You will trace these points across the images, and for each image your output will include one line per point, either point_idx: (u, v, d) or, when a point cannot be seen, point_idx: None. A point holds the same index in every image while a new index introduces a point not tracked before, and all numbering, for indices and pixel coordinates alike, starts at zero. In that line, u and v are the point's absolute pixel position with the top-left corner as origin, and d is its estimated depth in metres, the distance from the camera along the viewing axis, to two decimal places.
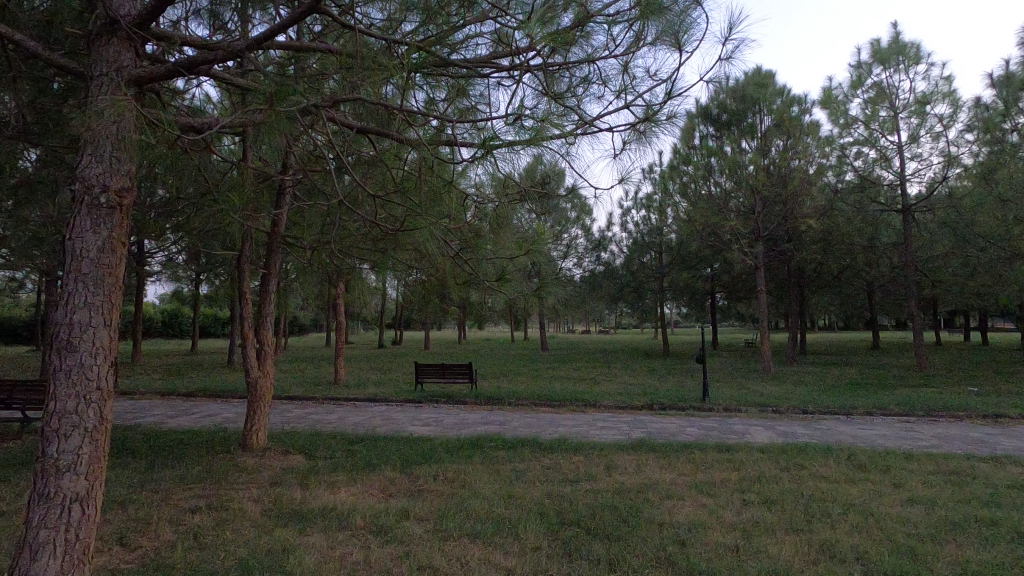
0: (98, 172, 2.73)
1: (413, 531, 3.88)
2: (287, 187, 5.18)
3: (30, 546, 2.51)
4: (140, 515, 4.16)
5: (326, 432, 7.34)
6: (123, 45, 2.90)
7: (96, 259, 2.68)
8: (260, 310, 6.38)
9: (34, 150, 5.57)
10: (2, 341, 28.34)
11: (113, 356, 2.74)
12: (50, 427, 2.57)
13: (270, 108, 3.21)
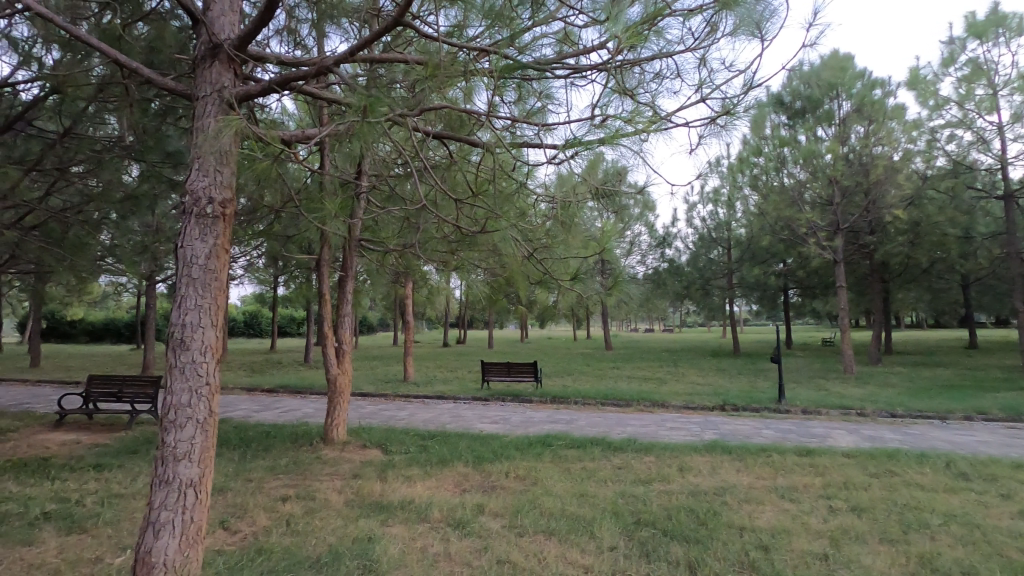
0: (204, 185, 2.97)
1: (490, 526, 3.97)
2: (363, 193, 5.40)
3: (153, 526, 2.77)
4: (238, 501, 4.48)
5: (400, 428, 7.60)
6: (224, 66, 3.11)
7: (203, 265, 2.91)
8: (339, 310, 6.67)
9: (135, 164, 6.32)
10: (108, 340, 31.17)
11: (219, 353, 2.98)
12: (167, 418, 2.82)
13: (357, 118, 3.28)
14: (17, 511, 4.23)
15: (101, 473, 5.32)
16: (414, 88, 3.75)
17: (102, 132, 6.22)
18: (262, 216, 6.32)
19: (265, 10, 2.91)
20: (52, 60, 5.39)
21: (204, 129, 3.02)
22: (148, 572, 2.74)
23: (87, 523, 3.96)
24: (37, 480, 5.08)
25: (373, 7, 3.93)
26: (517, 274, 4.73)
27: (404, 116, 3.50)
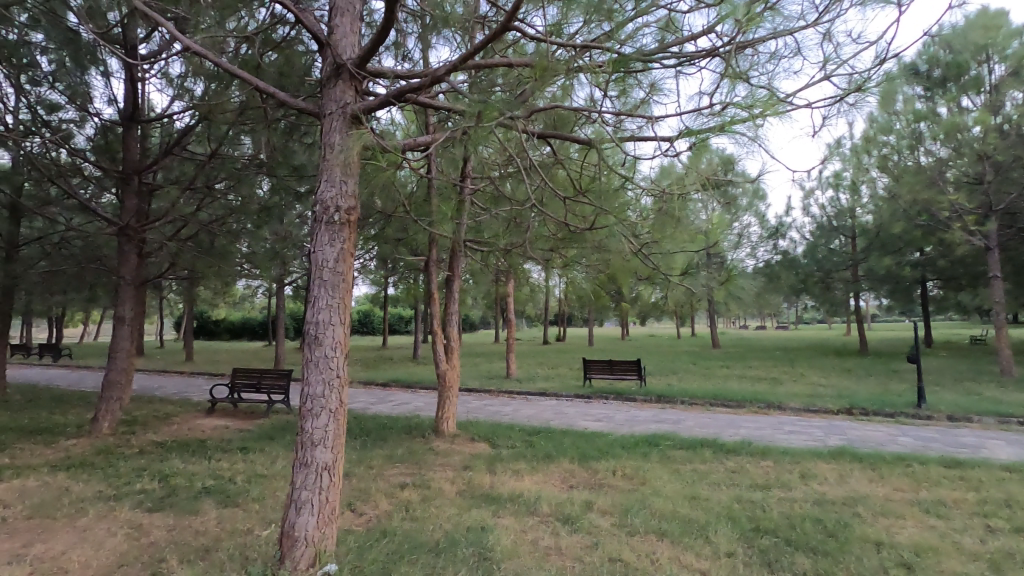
0: (332, 195, 3.24)
1: (600, 523, 3.95)
2: (467, 195, 5.58)
3: (295, 504, 3.08)
4: (362, 486, 4.84)
5: (505, 423, 7.78)
6: (347, 84, 3.37)
7: (333, 268, 3.19)
8: (447, 308, 6.96)
9: (266, 178, 7.05)
10: (246, 338, 34.88)
11: (346, 349, 3.24)
12: (305, 407, 3.12)
13: (473, 124, 3.39)
14: (184, 485, 4.88)
15: (247, 455, 5.99)
16: (519, 90, 3.80)
17: (240, 151, 7.00)
18: (375, 220, 6.73)
19: (383, 29, 3.10)
20: (200, 92, 6.16)
21: (330, 144, 3.30)
22: (291, 544, 3.04)
23: (240, 498, 4.49)
24: (197, 458, 5.83)
25: (476, 15, 4.06)
26: (622, 270, 4.66)
27: (515, 118, 3.52)
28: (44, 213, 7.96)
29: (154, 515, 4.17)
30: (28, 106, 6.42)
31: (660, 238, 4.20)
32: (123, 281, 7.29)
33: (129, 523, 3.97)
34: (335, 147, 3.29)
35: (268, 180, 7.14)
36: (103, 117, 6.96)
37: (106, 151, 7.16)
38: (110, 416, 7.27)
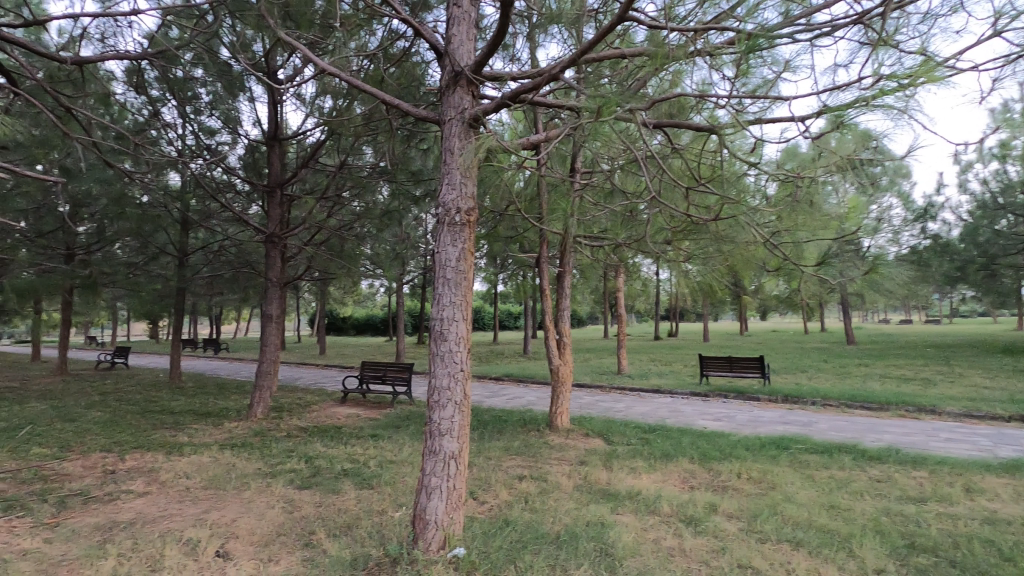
0: (453, 197, 3.39)
1: (726, 527, 3.78)
2: (578, 190, 5.57)
3: (426, 489, 3.27)
4: (482, 476, 5.03)
5: (619, 420, 7.67)
6: (465, 90, 3.51)
7: (455, 267, 3.35)
8: (558, 303, 6.99)
9: (386, 184, 7.56)
10: (369, 333, 37.62)
11: (469, 344, 3.39)
12: (432, 399, 3.31)
13: (591, 118, 3.35)
14: (326, 466, 5.40)
15: (377, 442, 6.47)
16: (633, 80, 3.69)
17: (363, 160, 7.55)
18: (487, 219, 6.94)
19: (499, 32, 3.17)
20: (330, 108, 6.74)
21: (451, 149, 3.46)
22: (423, 527, 3.24)
23: (373, 481, 4.88)
24: (335, 443, 6.42)
25: (584, 8, 4.04)
26: (747, 261, 4.39)
27: (634, 110, 3.42)
28: (206, 225, 9.14)
29: (303, 492, 4.65)
30: (193, 132, 7.41)
31: (793, 226, 3.88)
32: (269, 282, 8.17)
33: (283, 498, 4.47)
34: (455, 152, 3.45)
35: (388, 185, 7.63)
36: (250, 137, 7.85)
37: (254, 167, 8.10)
38: (263, 403, 8.19)
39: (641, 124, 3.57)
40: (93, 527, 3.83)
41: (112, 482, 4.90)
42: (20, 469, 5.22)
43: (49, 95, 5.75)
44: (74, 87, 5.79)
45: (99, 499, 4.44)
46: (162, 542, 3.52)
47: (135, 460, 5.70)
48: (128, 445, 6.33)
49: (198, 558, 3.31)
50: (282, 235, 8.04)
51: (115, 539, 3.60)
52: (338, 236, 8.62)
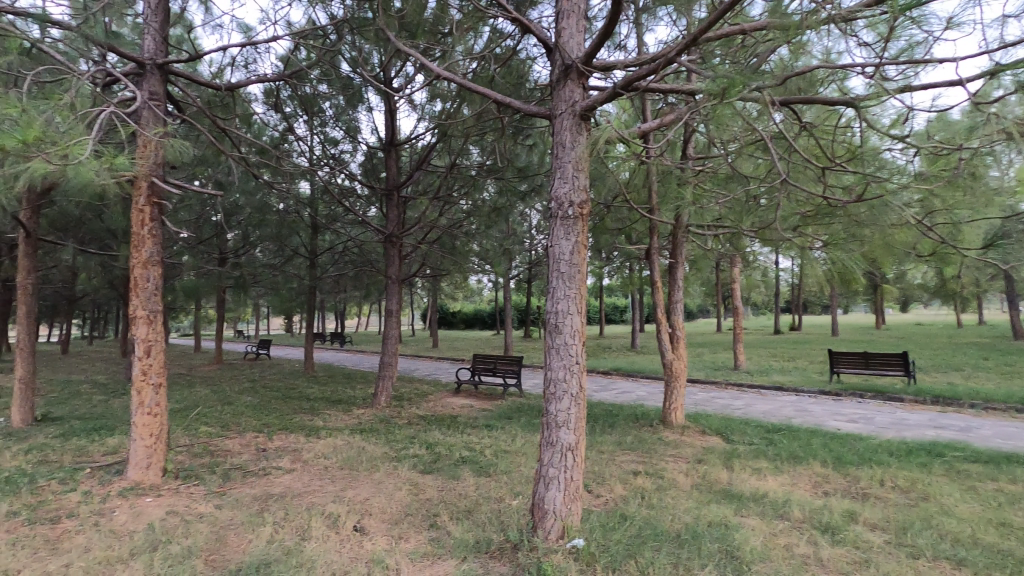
0: (566, 191, 3.41)
1: (870, 538, 3.45)
2: (690, 177, 5.33)
3: (544, 479, 3.34)
4: (596, 469, 5.01)
5: (738, 418, 7.27)
6: (575, 83, 3.50)
7: (569, 260, 3.36)
8: (671, 295, 6.76)
9: (493, 182, 7.77)
10: (478, 327, 38.85)
11: (584, 337, 3.39)
12: (549, 391, 3.36)
13: (714, 101, 3.19)
14: (446, 453, 5.68)
15: (491, 432, 6.69)
16: (755, 56, 3.45)
17: (471, 160, 7.81)
18: (595, 212, 6.86)
19: (610, 21, 3.12)
20: (440, 112, 7.04)
21: (563, 143, 3.48)
22: (543, 516, 3.31)
23: (490, 469, 5.06)
24: (453, 431, 6.72)
25: None
26: (891, 245, 3.94)
27: (759, 89, 3.20)
28: (333, 227, 9.94)
29: (426, 475, 4.94)
30: (320, 143, 8.08)
31: (948, 205, 3.43)
32: (389, 280, 8.71)
33: (409, 481, 4.76)
34: (566, 145, 3.46)
35: (495, 183, 7.84)
36: (368, 144, 8.41)
37: (372, 171, 8.67)
38: (386, 391, 8.76)
39: (769, 103, 3.33)
40: (252, 497, 4.35)
41: (264, 458, 5.53)
42: (193, 444, 6.05)
43: (206, 119, 6.57)
44: (225, 110, 6.56)
45: (255, 473, 5.03)
46: (308, 514, 3.91)
47: (281, 440, 6.38)
48: (275, 426, 7.10)
49: (339, 531, 3.64)
50: (399, 235, 8.54)
51: (271, 509, 4.07)
52: (450, 233, 9.00)
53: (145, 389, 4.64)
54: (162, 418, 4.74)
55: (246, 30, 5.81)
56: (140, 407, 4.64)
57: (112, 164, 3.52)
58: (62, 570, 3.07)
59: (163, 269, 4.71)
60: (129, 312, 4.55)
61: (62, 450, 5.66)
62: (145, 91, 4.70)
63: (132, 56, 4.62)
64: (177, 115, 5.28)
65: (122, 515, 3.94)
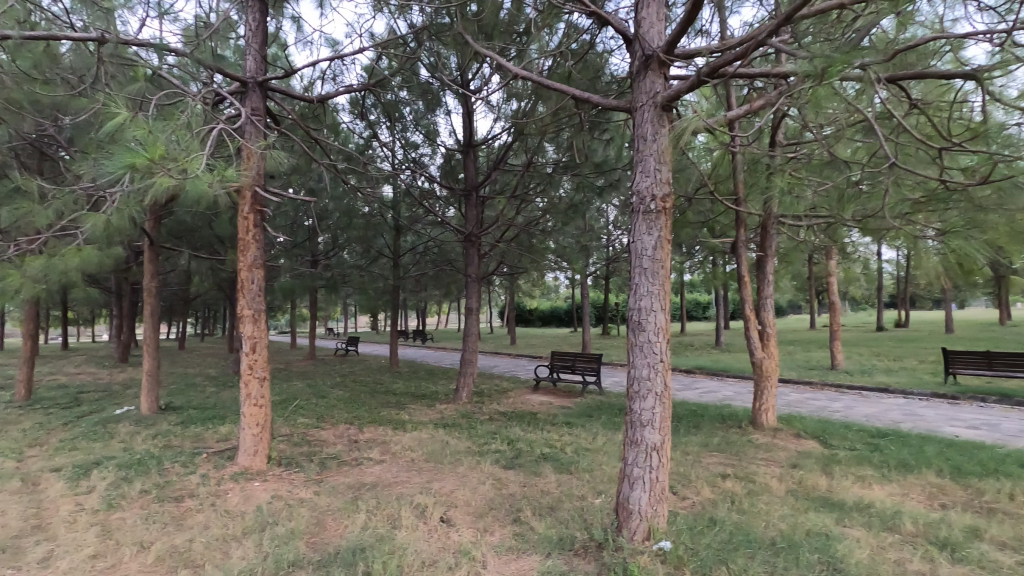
0: (648, 184, 3.33)
1: (998, 558, 3.11)
2: (781, 165, 5.04)
3: (629, 478, 3.29)
4: (682, 471, 4.86)
5: (838, 422, 6.77)
6: (656, 73, 3.41)
7: (652, 256, 3.28)
8: (760, 291, 6.41)
9: (569, 178, 7.75)
10: (554, 324, 38.82)
11: (669, 335, 3.30)
12: (632, 389, 3.30)
13: (811, 84, 3.00)
14: (527, 449, 5.73)
15: (571, 430, 6.67)
16: (856, 32, 3.21)
17: (547, 157, 7.82)
18: (676, 205, 6.65)
19: (694, 7, 3.02)
20: (516, 111, 7.10)
21: (644, 136, 3.40)
22: (627, 516, 3.26)
23: (572, 466, 5.05)
24: (533, 428, 6.77)
25: None
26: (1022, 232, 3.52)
27: (862, 67, 2.98)
28: (414, 229, 10.29)
29: (509, 471, 5.01)
30: (401, 147, 8.40)
31: None
32: (468, 278, 8.90)
33: (491, 475, 4.85)
34: (648, 138, 3.38)
35: (571, 180, 7.80)
36: (447, 146, 8.64)
37: (451, 173, 8.90)
38: (467, 387, 8.96)
39: (875, 81, 3.08)
40: (347, 485, 4.62)
41: (356, 449, 5.84)
42: (293, 434, 6.50)
43: (300, 130, 7.01)
44: (316, 121, 6.98)
45: (348, 463, 5.33)
46: (398, 504, 4.09)
47: (371, 432, 6.71)
48: (365, 419, 7.48)
49: (428, 521, 3.78)
50: (478, 234, 8.69)
51: (363, 497, 4.29)
52: (527, 231, 9.06)
53: (252, 382, 5.04)
54: (266, 409, 5.13)
55: (334, 44, 6.16)
56: (247, 399, 5.04)
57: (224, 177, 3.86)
58: (187, 544, 3.42)
59: (265, 271, 5.08)
60: (238, 310, 4.96)
61: (183, 436, 6.27)
62: (248, 108, 5.10)
63: (237, 76, 5.03)
64: (275, 128, 5.69)
65: (235, 497, 4.31)
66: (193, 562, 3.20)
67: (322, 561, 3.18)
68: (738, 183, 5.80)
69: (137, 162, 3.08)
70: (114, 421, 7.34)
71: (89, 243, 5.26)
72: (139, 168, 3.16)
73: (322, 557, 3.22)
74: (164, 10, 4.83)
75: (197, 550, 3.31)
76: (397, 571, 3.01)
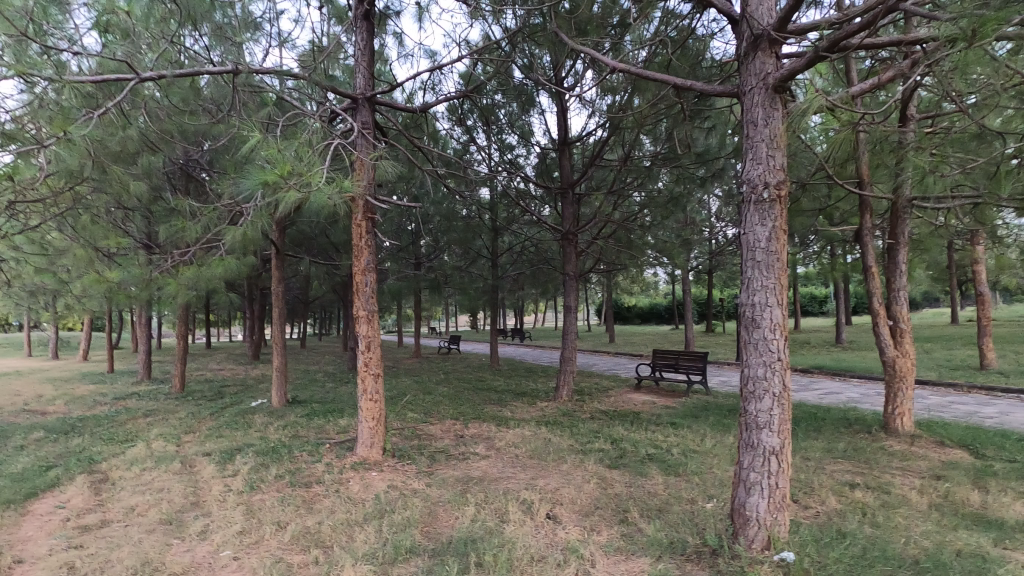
0: (759, 172, 3.14)
1: None
2: (914, 141, 4.54)
3: (744, 483, 3.12)
4: (803, 478, 4.52)
5: (992, 429, 5.95)
6: (767, 53, 3.20)
7: (765, 247, 3.08)
8: (891, 283, 5.79)
9: (668, 170, 7.51)
10: (655, 322, 37.69)
11: (787, 332, 3.08)
12: (747, 390, 3.13)
13: (959, 48, 2.69)
14: (631, 449, 5.61)
15: (677, 430, 6.44)
16: None
17: (645, 150, 7.63)
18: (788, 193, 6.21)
19: None
20: (611, 105, 6.99)
21: (754, 121, 3.20)
22: (744, 522, 3.10)
23: (679, 468, 4.88)
24: (637, 428, 6.61)
25: None
26: None
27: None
28: (511, 229, 10.45)
29: (613, 470, 4.95)
30: (497, 150, 8.59)
31: None
32: (566, 276, 8.87)
33: (597, 475, 4.80)
34: (759, 123, 3.18)
35: (671, 172, 7.54)
36: (542, 145, 8.67)
37: (546, 171, 8.95)
38: (567, 386, 8.94)
39: None
40: (456, 478, 4.80)
41: (463, 444, 6.05)
42: (404, 428, 6.87)
43: (404, 139, 7.40)
44: (418, 130, 7.32)
45: (456, 457, 5.54)
46: (505, 499, 4.18)
47: (476, 428, 6.91)
48: (469, 416, 7.71)
49: (534, 517, 3.83)
50: (575, 232, 8.66)
51: (472, 490, 4.44)
52: (625, 227, 8.90)
53: (367, 378, 5.38)
54: (380, 404, 5.46)
55: (433, 54, 6.42)
56: (364, 394, 5.40)
57: (343, 187, 4.18)
58: (317, 526, 3.73)
59: (378, 274, 5.41)
60: (354, 312, 5.33)
61: (308, 428, 6.85)
62: (359, 122, 5.47)
63: (349, 93, 5.41)
64: (383, 139, 6.05)
65: (355, 486, 4.64)
66: (323, 543, 3.49)
67: (437, 550, 3.34)
68: (861, 164, 5.30)
69: (269, 178, 3.44)
70: (251, 412, 8.17)
71: (228, 254, 5.91)
72: (271, 184, 3.54)
73: (436, 546, 3.37)
74: (283, 38, 5.31)
75: (325, 532, 3.61)
76: (508, 565, 3.07)
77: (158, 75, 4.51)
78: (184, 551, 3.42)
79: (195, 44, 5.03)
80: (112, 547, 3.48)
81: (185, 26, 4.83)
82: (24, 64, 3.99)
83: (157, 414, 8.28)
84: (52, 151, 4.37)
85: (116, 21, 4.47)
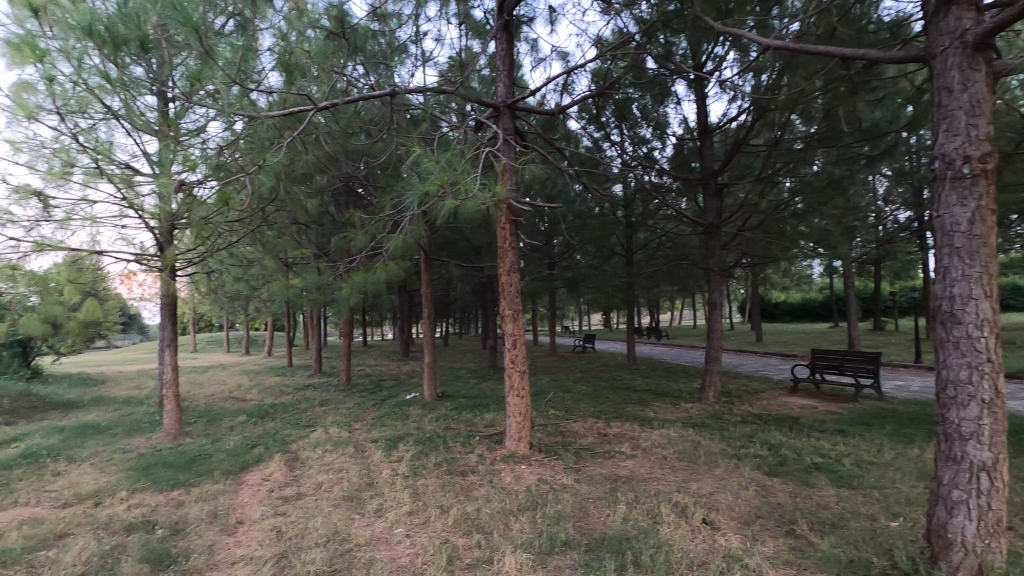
0: (956, 145, 2.74)
1: None
2: None
3: (945, 501, 2.74)
4: (1019, 501, 3.82)
5: None
6: (962, 7, 2.78)
7: (967, 232, 2.68)
8: None
9: (825, 151, 6.83)
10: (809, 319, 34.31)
11: (998, 328, 2.65)
12: (945, 395, 2.74)
13: None
14: (794, 456, 5.18)
15: (846, 439, 5.81)
16: None
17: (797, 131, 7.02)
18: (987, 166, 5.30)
19: None
20: (758, 86, 6.54)
21: (948, 87, 2.79)
22: (946, 546, 2.72)
23: (855, 481, 4.39)
24: (797, 434, 6.08)
25: None
26: None
27: None
28: (648, 224, 10.20)
29: (774, 478, 4.60)
30: (632, 144, 8.45)
31: None
32: (709, 271, 8.42)
33: (755, 481, 4.52)
34: (954, 88, 2.77)
35: (829, 153, 6.84)
36: (679, 136, 8.34)
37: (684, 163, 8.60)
38: (713, 387, 8.47)
39: None
40: (603, 475, 4.82)
41: (608, 443, 6.02)
42: (548, 425, 7.01)
43: (541, 141, 7.59)
44: (553, 130, 7.46)
45: (602, 455, 5.53)
46: (657, 499, 4.10)
47: (619, 427, 6.85)
48: (612, 414, 7.65)
49: (689, 521, 3.70)
50: (718, 225, 8.22)
51: (621, 488, 4.43)
52: (774, 217, 8.24)
53: (514, 374, 5.59)
54: (526, 400, 5.64)
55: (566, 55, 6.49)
56: (512, 390, 5.61)
57: (491, 191, 4.39)
58: (476, 512, 3.97)
59: (521, 275, 5.59)
60: (500, 310, 5.56)
61: (459, 420, 7.29)
62: (501, 128, 5.71)
63: (491, 102, 5.67)
64: (524, 142, 6.25)
65: (507, 477, 4.85)
66: (482, 528, 3.71)
67: (591, 545, 3.38)
68: None
69: (430, 188, 3.75)
70: (407, 404, 8.90)
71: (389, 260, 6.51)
72: (431, 194, 3.84)
73: (591, 541, 3.42)
74: (427, 57, 5.73)
75: (484, 518, 3.83)
76: (666, 566, 3.02)
77: (331, 103, 5.11)
78: (364, 525, 3.84)
79: (354, 71, 5.61)
80: (308, 516, 4.01)
81: (349, 57, 5.45)
82: (232, 107, 4.95)
83: (330, 403, 9.35)
84: (253, 177, 5.19)
85: (296, 59, 5.06)
